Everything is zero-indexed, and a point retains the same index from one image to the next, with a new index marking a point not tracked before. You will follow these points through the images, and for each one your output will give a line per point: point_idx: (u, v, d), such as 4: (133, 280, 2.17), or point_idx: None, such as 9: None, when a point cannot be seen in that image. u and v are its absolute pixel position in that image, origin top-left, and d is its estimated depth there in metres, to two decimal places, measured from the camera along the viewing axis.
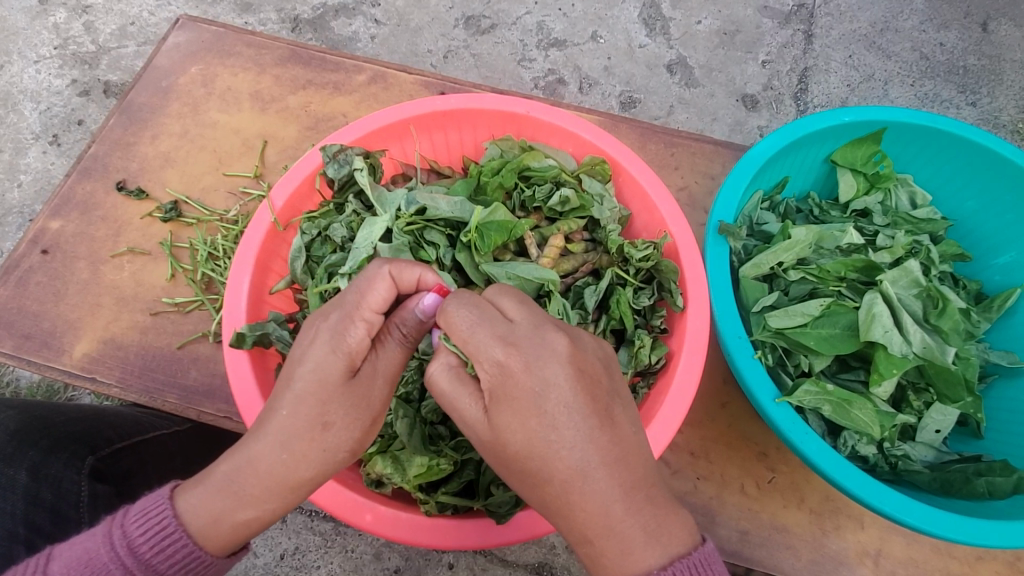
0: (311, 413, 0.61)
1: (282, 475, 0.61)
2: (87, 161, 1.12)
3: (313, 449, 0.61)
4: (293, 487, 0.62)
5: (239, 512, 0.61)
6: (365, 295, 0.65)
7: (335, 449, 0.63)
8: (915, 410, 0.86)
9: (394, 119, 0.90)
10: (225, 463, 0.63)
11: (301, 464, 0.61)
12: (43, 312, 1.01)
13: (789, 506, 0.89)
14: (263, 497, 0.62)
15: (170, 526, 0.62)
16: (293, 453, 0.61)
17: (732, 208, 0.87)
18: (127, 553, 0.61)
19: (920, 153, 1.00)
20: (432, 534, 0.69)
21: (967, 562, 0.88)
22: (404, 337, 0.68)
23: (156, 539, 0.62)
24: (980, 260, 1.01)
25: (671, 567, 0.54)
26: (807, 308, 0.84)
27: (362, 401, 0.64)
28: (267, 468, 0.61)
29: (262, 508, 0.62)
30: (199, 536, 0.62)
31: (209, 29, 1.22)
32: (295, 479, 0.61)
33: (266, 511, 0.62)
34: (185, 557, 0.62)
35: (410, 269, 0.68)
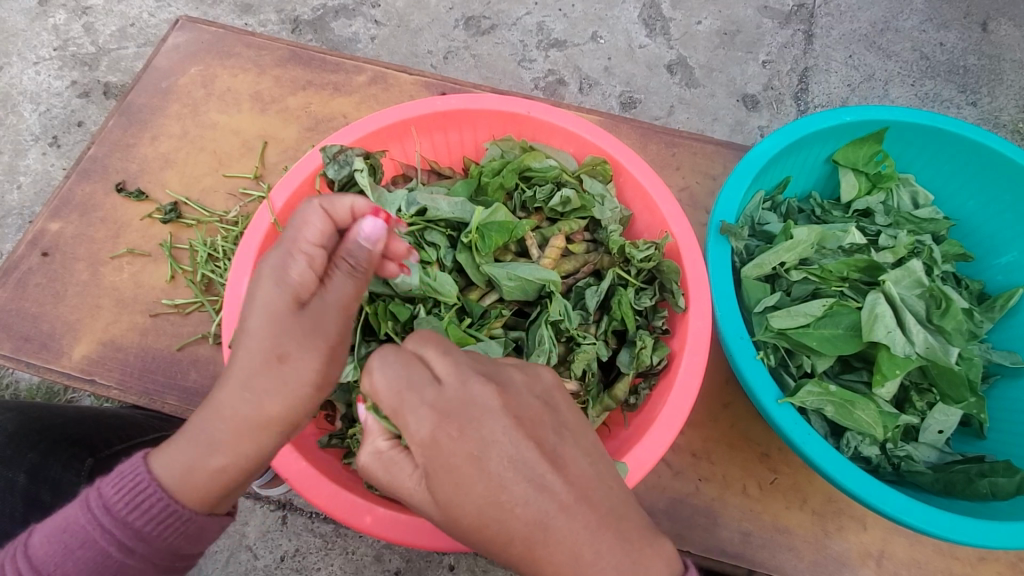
0: (266, 346, 0.60)
1: (249, 419, 0.60)
2: (87, 162, 1.12)
3: (272, 384, 0.60)
4: (263, 427, 0.60)
5: (211, 462, 0.61)
6: (302, 230, 0.65)
7: (300, 387, 0.61)
8: (918, 411, 0.86)
9: (394, 120, 0.90)
10: (195, 415, 0.62)
11: (264, 403, 0.60)
12: (42, 314, 1.01)
13: (791, 507, 0.88)
14: (232, 444, 0.60)
15: (143, 484, 0.62)
16: (253, 393, 0.60)
17: (733, 208, 0.87)
18: (105, 514, 0.62)
19: (922, 153, 1.00)
20: (431, 535, 0.69)
21: (969, 563, 0.88)
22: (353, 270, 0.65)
23: (131, 497, 0.62)
24: (982, 260, 1.01)
25: None
26: (810, 308, 0.84)
27: (320, 334, 0.62)
28: (232, 412, 0.60)
29: (234, 454, 0.61)
30: (173, 489, 0.62)
31: (208, 30, 1.22)
32: (263, 417, 0.60)
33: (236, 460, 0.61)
34: (161, 512, 0.62)
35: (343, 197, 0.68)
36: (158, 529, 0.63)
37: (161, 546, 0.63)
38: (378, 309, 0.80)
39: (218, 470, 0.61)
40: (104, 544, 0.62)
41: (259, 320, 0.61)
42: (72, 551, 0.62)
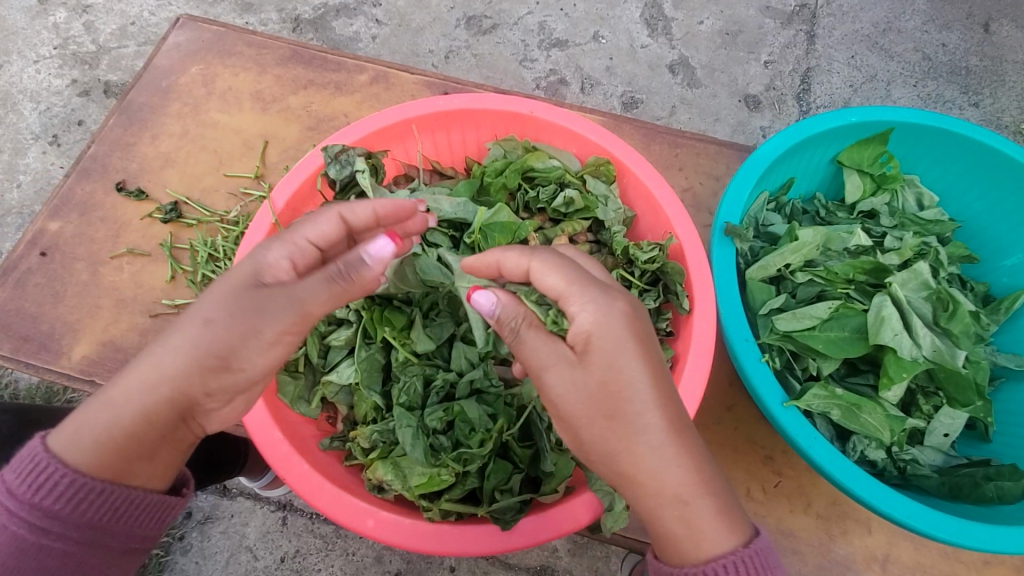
0: (202, 310, 0.62)
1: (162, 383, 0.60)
2: (86, 161, 1.11)
3: (184, 343, 0.61)
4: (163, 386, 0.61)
5: (113, 434, 0.60)
6: (307, 227, 0.67)
7: (209, 357, 0.61)
8: (924, 415, 0.85)
9: (396, 119, 0.89)
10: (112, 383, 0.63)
11: (174, 355, 0.61)
12: (41, 314, 1.01)
13: (796, 510, 0.88)
14: (135, 416, 0.60)
15: (42, 465, 0.59)
16: (168, 344, 0.61)
17: (738, 209, 0.86)
18: (9, 501, 0.59)
19: (928, 153, 0.99)
20: (435, 540, 0.68)
21: (975, 567, 0.87)
22: (340, 275, 0.64)
23: (35, 479, 0.59)
24: (987, 261, 1.00)
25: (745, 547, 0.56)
26: (815, 311, 0.83)
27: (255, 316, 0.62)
28: (137, 374, 0.61)
29: (134, 404, 0.60)
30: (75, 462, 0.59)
31: (209, 29, 1.21)
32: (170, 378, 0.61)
33: (139, 429, 0.60)
34: (67, 486, 0.59)
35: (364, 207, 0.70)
36: (70, 507, 0.59)
37: (83, 525, 0.60)
38: (375, 315, 0.79)
39: (107, 421, 0.60)
40: (16, 530, 0.59)
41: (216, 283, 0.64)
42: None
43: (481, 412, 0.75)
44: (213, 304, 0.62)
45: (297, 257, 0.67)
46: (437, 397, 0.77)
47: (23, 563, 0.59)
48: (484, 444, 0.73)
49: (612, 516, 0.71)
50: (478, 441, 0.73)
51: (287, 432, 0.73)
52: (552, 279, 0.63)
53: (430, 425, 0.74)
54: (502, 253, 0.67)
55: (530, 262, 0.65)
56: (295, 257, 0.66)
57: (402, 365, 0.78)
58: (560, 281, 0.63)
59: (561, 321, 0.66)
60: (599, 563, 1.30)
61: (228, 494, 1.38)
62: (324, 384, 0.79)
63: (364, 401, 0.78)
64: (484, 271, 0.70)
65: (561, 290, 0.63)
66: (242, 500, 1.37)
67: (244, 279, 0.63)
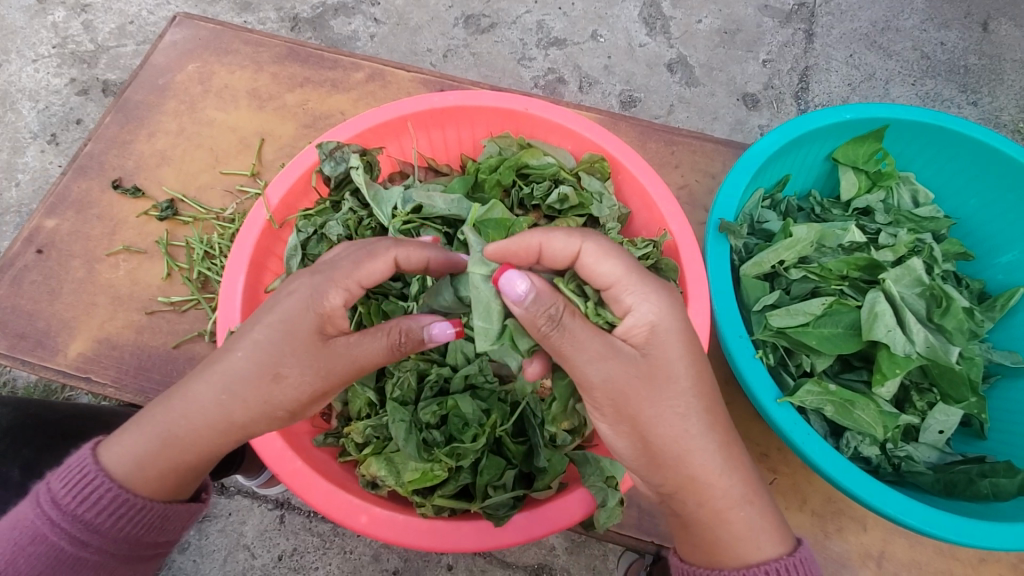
0: (269, 363, 0.62)
1: (221, 426, 0.63)
2: (83, 158, 1.11)
3: (245, 384, 0.62)
4: (224, 430, 0.63)
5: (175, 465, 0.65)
6: (365, 268, 0.67)
7: (268, 407, 0.63)
8: (918, 411, 0.85)
9: (391, 116, 0.89)
10: (167, 406, 0.65)
11: (239, 406, 0.63)
12: (37, 312, 1.01)
13: (791, 507, 0.88)
14: (196, 452, 0.64)
15: (89, 480, 0.64)
16: (235, 394, 0.62)
17: (733, 206, 0.86)
18: (54, 510, 0.64)
19: (923, 150, 0.99)
20: (427, 536, 0.68)
21: (971, 565, 0.87)
22: (399, 345, 0.65)
23: (82, 491, 0.64)
24: (983, 259, 1.00)
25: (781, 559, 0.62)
26: (809, 307, 0.82)
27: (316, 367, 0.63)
28: (199, 412, 0.63)
29: (190, 432, 0.63)
30: (132, 485, 0.65)
31: (205, 27, 1.21)
32: (231, 421, 0.63)
33: (200, 461, 0.65)
34: (112, 502, 0.65)
35: (416, 251, 0.70)
36: (110, 520, 0.65)
37: (119, 539, 0.66)
38: (372, 309, 0.79)
39: (159, 446, 0.64)
40: (56, 541, 0.64)
41: (271, 319, 0.63)
42: (23, 550, 0.63)
43: (474, 407, 0.74)
44: (280, 358, 0.62)
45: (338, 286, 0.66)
46: (431, 392, 0.76)
47: (61, 572, 0.64)
48: (477, 439, 0.73)
49: (606, 511, 0.70)
50: (471, 437, 0.73)
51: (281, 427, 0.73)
52: (606, 267, 0.64)
53: (422, 420, 0.74)
54: (551, 235, 0.64)
55: (583, 244, 0.64)
56: (349, 297, 0.66)
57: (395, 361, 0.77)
58: (617, 269, 0.64)
59: (603, 313, 0.67)
60: (596, 561, 1.30)
61: (225, 492, 1.38)
62: None
63: (358, 397, 0.78)
64: (521, 256, 0.66)
65: (615, 278, 0.64)
66: (240, 498, 1.37)
67: (309, 331, 0.63)
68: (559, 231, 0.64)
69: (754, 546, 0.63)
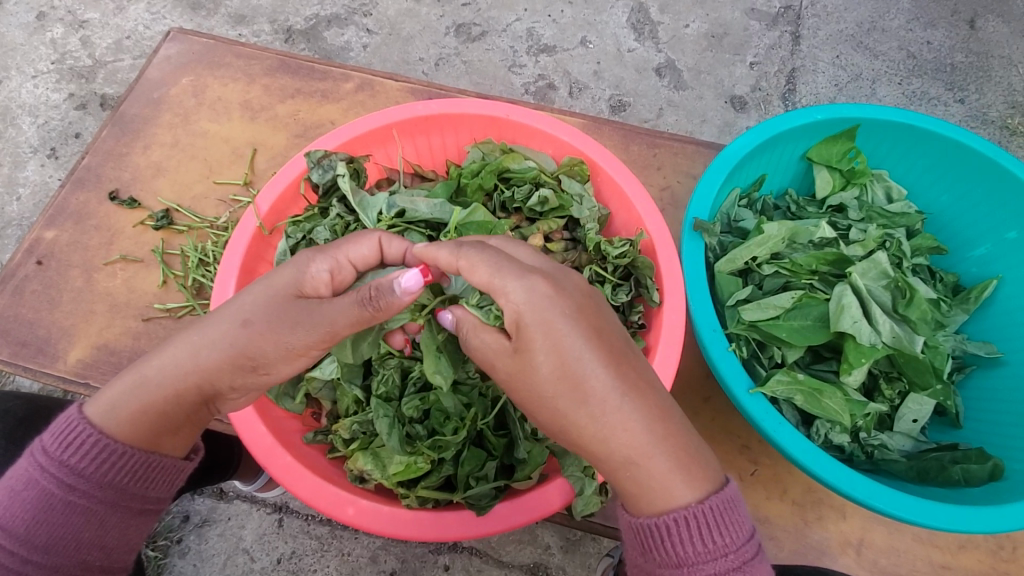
0: (242, 310, 0.66)
1: (190, 369, 0.65)
2: (81, 171, 1.15)
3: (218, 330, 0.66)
4: (192, 374, 0.66)
5: (146, 411, 0.65)
6: (351, 246, 0.71)
7: (240, 356, 0.66)
8: (888, 400, 0.88)
9: (376, 125, 0.92)
10: (146, 360, 0.68)
11: (209, 347, 0.66)
12: (38, 320, 1.04)
13: (771, 497, 0.91)
14: (165, 395, 0.65)
15: (76, 425, 0.64)
16: (206, 335, 0.66)
17: (707, 206, 0.89)
18: (42, 459, 0.63)
19: (894, 148, 1.01)
20: (411, 526, 0.71)
21: (949, 551, 0.89)
22: (370, 301, 0.63)
23: (67, 440, 0.63)
24: (957, 253, 1.03)
25: (706, 500, 0.56)
26: (779, 300, 0.86)
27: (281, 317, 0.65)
28: (171, 356, 0.66)
29: (164, 378, 0.66)
30: (111, 430, 0.64)
31: (199, 41, 1.25)
32: (198, 364, 0.65)
33: (169, 407, 0.66)
34: (96, 448, 0.63)
35: (400, 241, 0.74)
36: (96, 467, 0.64)
37: (106, 486, 0.64)
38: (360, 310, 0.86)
39: (135, 390, 0.65)
40: (46, 486, 0.63)
41: (259, 290, 0.67)
42: (17, 496, 0.63)
43: (455, 402, 0.77)
44: (252, 313, 0.66)
45: (328, 279, 0.69)
46: (414, 387, 0.79)
47: (51, 516, 0.63)
48: (458, 432, 0.76)
49: (584, 500, 0.73)
50: (451, 430, 0.76)
51: (271, 425, 0.75)
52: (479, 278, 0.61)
53: (406, 414, 0.77)
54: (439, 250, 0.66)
55: None
56: (335, 271, 0.70)
57: (380, 359, 0.80)
58: (485, 275, 0.61)
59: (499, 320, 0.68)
60: (591, 559, 1.32)
61: (224, 497, 1.40)
62: (309, 380, 0.80)
63: (345, 395, 0.80)
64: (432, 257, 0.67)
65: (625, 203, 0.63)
66: (238, 503, 1.40)
67: (297, 324, 0.65)
68: (443, 247, 0.64)
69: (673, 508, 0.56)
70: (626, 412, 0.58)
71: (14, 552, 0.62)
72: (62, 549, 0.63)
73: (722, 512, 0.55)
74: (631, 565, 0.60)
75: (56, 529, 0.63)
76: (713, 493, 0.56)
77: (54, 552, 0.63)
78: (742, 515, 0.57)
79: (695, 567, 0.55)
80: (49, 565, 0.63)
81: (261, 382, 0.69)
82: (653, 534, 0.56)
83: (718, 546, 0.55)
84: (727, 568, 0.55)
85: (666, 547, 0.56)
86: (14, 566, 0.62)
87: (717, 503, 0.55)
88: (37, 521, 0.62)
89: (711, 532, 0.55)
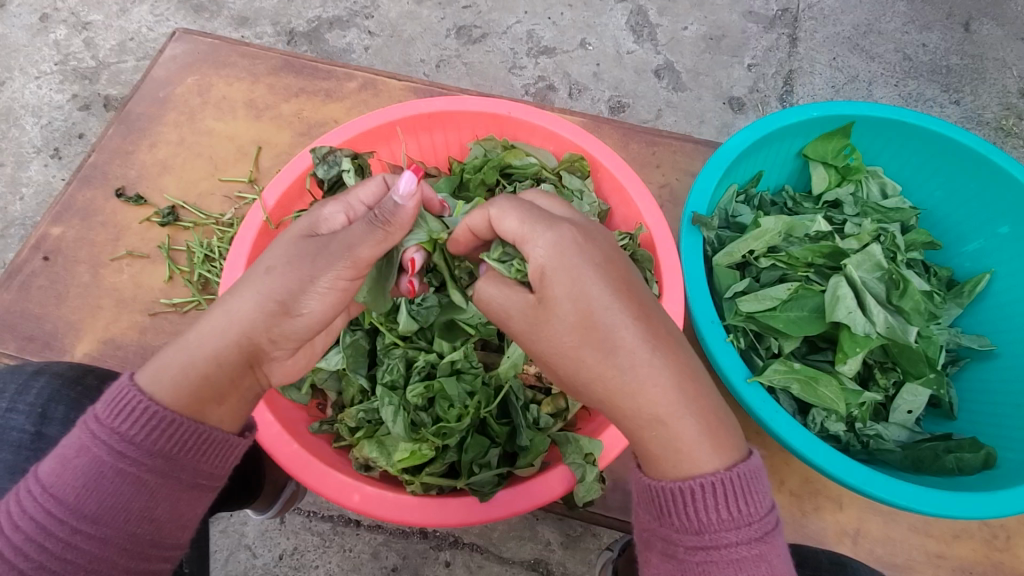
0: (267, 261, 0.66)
1: (226, 327, 0.64)
2: (87, 169, 1.16)
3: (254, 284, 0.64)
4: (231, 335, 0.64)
5: (185, 370, 0.63)
6: (362, 190, 0.74)
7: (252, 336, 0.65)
8: (883, 389, 0.90)
9: (380, 121, 0.94)
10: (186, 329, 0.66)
11: (241, 303, 0.64)
12: (45, 315, 1.06)
13: (769, 488, 0.92)
14: (208, 360, 0.63)
15: (128, 393, 0.62)
16: (238, 295, 0.65)
17: (705, 200, 0.90)
18: (94, 427, 0.62)
19: (889, 145, 1.03)
20: (416, 511, 0.72)
21: (944, 540, 0.90)
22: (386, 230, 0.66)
23: (118, 407, 0.61)
24: (950, 248, 1.05)
25: (733, 469, 0.57)
26: (776, 292, 0.87)
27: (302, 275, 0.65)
28: (210, 322, 0.65)
29: (204, 343, 0.64)
30: (160, 396, 0.62)
31: (204, 41, 1.27)
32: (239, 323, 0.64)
33: (213, 371, 0.64)
34: (147, 416, 0.61)
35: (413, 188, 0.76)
36: (147, 434, 0.61)
37: (156, 455, 0.62)
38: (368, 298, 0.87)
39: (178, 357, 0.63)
40: (98, 454, 0.61)
41: None
42: (68, 464, 0.61)
43: (459, 390, 0.79)
44: None
45: None
46: (418, 376, 0.80)
47: (102, 484, 0.61)
48: (462, 419, 0.77)
49: (585, 485, 0.74)
50: (455, 417, 0.77)
51: (278, 414, 0.77)
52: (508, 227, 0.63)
53: (411, 402, 0.78)
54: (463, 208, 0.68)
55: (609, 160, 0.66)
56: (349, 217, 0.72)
57: (386, 350, 0.83)
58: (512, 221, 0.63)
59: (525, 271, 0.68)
60: (591, 555, 1.32)
61: None
62: (314, 371, 0.82)
63: (351, 384, 0.82)
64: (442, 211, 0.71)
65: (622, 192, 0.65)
66: None
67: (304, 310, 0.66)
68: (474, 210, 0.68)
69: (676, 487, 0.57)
70: (632, 389, 0.58)
71: (64, 520, 0.60)
72: (113, 519, 0.61)
73: (748, 481, 0.57)
74: (645, 530, 0.61)
75: (106, 498, 0.61)
76: (741, 462, 0.57)
77: (104, 523, 0.60)
78: (764, 485, 0.58)
79: (716, 533, 0.56)
80: (97, 536, 0.60)
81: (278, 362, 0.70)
82: (675, 500, 0.57)
83: (742, 514, 0.56)
84: (749, 537, 0.56)
85: (688, 513, 0.57)
86: (63, 535, 0.60)
87: (744, 472, 0.56)
88: (88, 489, 0.60)
89: (736, 501, 0.56)
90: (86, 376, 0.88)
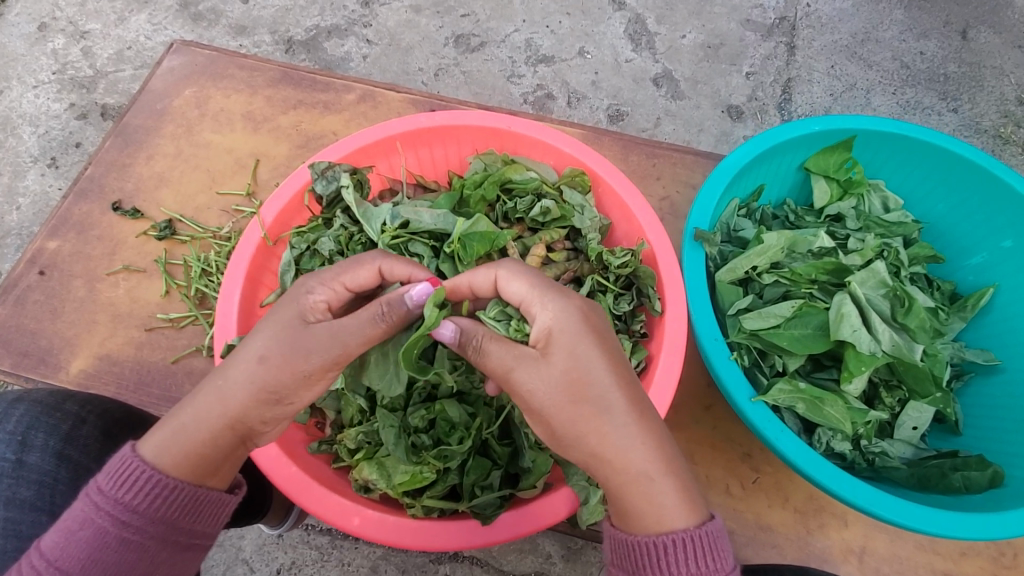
0: (259, 346, 0.64)
1: (220, 409, 0.64)
2: (84, 182, 1.15)
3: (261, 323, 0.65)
4: (226, 417, 0.64)
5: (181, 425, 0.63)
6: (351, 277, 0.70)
7: (251, 361, 0.64)
8: (888, 407, 0.88)
9: (380, 136, 0.93)
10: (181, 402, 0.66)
11: (236, 388, 0.64)
12: (40, 330, 1.05)
13: (773, 505, 0.91)
14: (204, 438, 0.63)
15: (131, 463, 0.62)
16: (231, 377, 0.64)
17: (708, 216, 0.90)
18: (97, 497, 0.62)
19: (890, 160, 1.03)
20: (416, 535, 0.71)
21: (951, 558, 0.89)
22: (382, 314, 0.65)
23: (121, 477, 0.62)
24: (953, 261, 1.04)
25: (702, 527, 0.57)
26: (779, 309, 0.86)
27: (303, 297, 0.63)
28: (205, 399, 0.64)
29: (200, 423, 0.64)
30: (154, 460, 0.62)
31: (201, 53, 1.26)
32: (233, 404, 0.64)
33: (210, 449, 0.64)
34: (150, 484, 0.62)
35: (403, 265, 0.73)
36: (149, 503, 0.62)
37: (158, 522, 0.62)
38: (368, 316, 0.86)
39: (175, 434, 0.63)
40: (102, 524, 0.61)
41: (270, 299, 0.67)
42: (73, 536, 0.61)
43: (461, 412, 0.77)
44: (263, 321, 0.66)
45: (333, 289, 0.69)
46: (419, 397, 0.79)
47: (107, 554, 0.61)
48: (463, 441, 0.76)
49: (587, 508, 0.74)
50: (457, 440, 0.76)
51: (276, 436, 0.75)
52: None
53: (411, 424, 0.77)
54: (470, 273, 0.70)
55: None
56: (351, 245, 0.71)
57: None
58: None
59: (523, 327, 0.70)
60: (592, 569, 1.31)
61: None
62: None
63: (350, 404, 0.80)
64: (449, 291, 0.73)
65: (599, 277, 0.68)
66: None
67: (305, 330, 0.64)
68: (478, 267, 0.71)
69: (660, 519, 0.58)
70: None
71: None
72: None
73: (714, 540, 0.57)
74: None
75: (110, 568, 0.61)
76: (707, 521, 0.58)
77: None
78: (728, 550, 0.58)
79: None
80: None
81: (286, 416, 0.67)
82: (647, 555, 0.57)
83: (709, 570, 0.56)
84: None
85: (659, 568, 0.57)
86: None
87: (712, 531, 0.57)
88: (92, 559, 0.61)
89: (703, 558, 0.56)
90: (66, 402, 0.85)
